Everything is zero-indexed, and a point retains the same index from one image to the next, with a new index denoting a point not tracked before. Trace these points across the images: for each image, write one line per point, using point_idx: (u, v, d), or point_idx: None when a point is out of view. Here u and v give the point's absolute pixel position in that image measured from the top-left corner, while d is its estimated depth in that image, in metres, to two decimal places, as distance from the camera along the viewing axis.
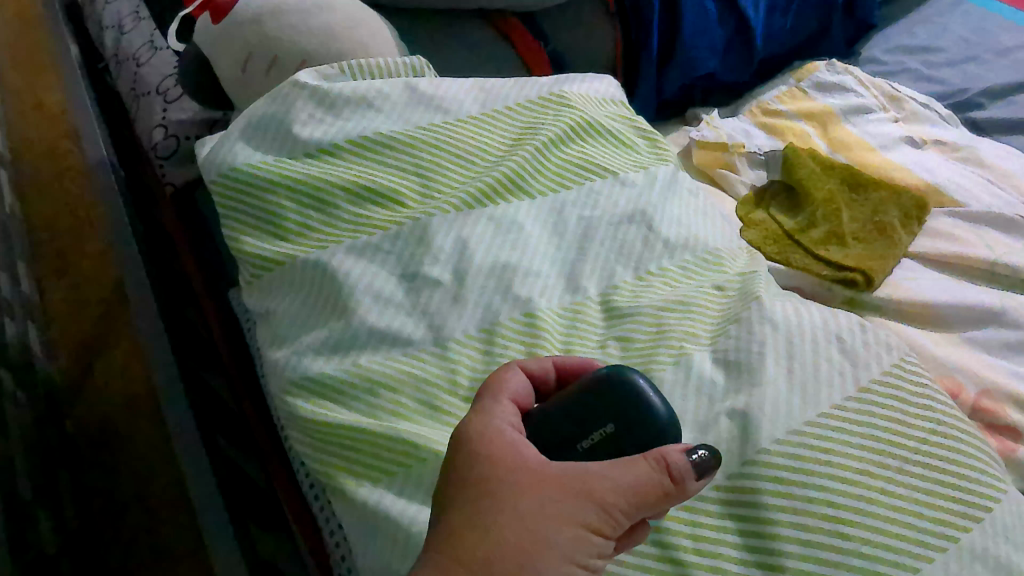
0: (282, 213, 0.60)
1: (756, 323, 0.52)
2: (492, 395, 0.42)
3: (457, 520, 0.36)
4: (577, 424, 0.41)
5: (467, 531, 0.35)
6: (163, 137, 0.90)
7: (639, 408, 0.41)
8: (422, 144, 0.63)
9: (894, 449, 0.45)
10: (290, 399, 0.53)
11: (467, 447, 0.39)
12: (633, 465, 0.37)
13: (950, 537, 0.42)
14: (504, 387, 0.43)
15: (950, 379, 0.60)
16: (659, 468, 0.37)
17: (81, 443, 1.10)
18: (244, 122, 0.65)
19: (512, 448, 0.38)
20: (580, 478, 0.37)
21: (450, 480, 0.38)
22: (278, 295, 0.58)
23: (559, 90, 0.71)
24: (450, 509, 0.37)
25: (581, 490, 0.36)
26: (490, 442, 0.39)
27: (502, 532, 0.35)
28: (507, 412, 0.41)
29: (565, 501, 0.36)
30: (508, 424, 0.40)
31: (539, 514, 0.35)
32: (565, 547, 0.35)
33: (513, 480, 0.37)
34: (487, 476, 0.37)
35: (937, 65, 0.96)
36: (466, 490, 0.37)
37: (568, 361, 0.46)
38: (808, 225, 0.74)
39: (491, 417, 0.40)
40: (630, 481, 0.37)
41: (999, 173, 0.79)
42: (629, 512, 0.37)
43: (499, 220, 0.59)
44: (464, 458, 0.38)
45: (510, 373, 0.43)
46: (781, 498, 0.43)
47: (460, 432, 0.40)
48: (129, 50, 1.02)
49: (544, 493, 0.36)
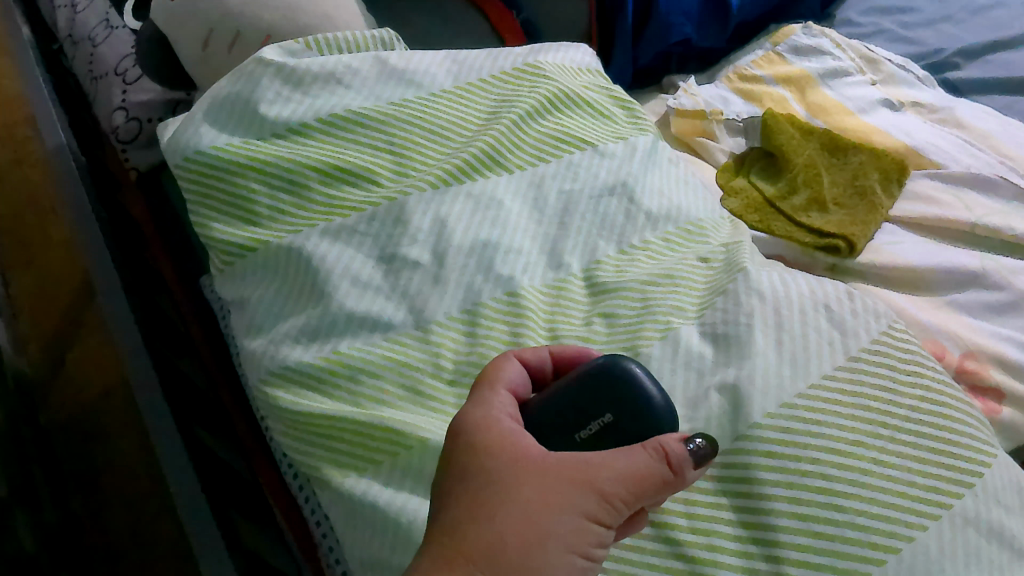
0: (253, 198, 0.57)
1: (743, 295, 0.51)
2: (489, 386, 0.41)
3: (457, 510, 0.35)
4: (575, 414, 0.40)
5: (467, 522, 0.34)
6: (124, 121, 0.88)
7: (637, 396, 0.40)
8: (395, 121, 0.61)
9: (886, 418, 0.45)
10: (269, 391, 0.51)
11: (464, 438, 0.38)
12: (629, 454, 0.37)
13: (943, 504, 0.42)
14: (501, 377, 0.41)
15: (934, 342, 0.61)
16: (658, 458, 0.37)
17: (57, 438, 1.09)
18: (207, 103, 0.62)
19: (510, 438, 0.37)
20: (579, 468, 0.36)
21: (450, 472, 0.37)
22: (252, 283, 0.56)
23: (533, 60, 0.69)
24: (449, 500, 0.36)
25: (578, 480, 0.35)
26: (490, 432, 0.38)
27: (505, 521, 0.34)
28: (504, 403, 0.40)
29: (564, 490, 0.35)
30: (506, 414, 0.39)
31: (541, 503, 0.35)
32: (566, 537, 0.34)
33: (513, 469, 0.36)
34: (488, 466, 0.36)
35: (913, 25, 0.95)
36: (465, 483, 0.36)
37: (563, 350, 0.45)
38: (789, 191, 0.73)
39: (489, 408, 0.39)
40: (628, 470, 0.36)
41: (978, 133, 0.79)
42: (630, 502, 0.36)
43: (478, 197, 0.58)
44: (464, 449, 0.37)
45: (506, 363, 0.42)
46: (776, 472, 0.43)
47: (458, 424, 0.39)
48: (84, 30, 0.99)
49: (543, 484, 0.35)
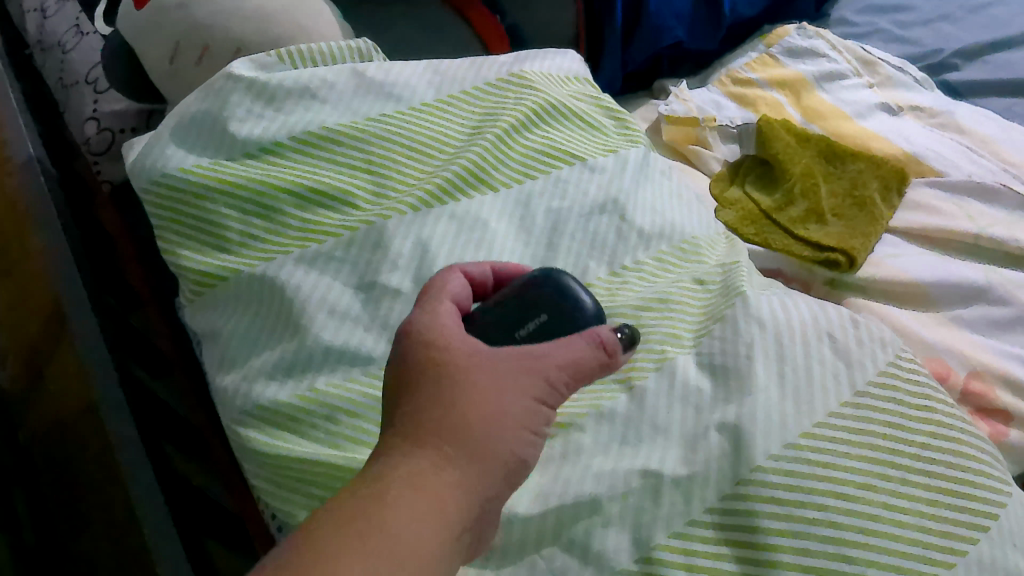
0: (224, 223, 0.54)
1: (741, 322, 0.48)
2: (435, 295, 0.39)
3: (414, 404, 0.34)
4: (514, 315, 0.42)
5: (432, 409, 0.34)
6: (96, 132, 0.85)
7: (568, 299, 0.43)
8: (374, 138, 0.58)
9: (896, 458, 0.42)
10: (243, 431, 0.49)
11: (414, 334, 0.37)
12: (568, 342, 0.38)
13: (957, 550, 0.40)
14: (445, 289, 0.40)
15: (938, 361, 0.58)
16: (594, 344, 0.39)
17: (37, 455, 1.06)
18: (175, 121, 0.59)
19: (457, 333, 0.37)
20: (526, 356, 0.37)
21: (403, 368, 0.36)
22: (224, 315, 0.53)
23: (519, 69, 0.66)
24: (409, 392, 0.35)
25: (527, 366, 0.36)
26: (439, 331, 0.37)
27: (467, 406, 0.34)
28: (450, 309, 0.39)
29: (515, 376, 0.36)
30: (452, 313, 0.39)
31: (497, 388, 0.35)
32: (521, 417, 0.35)
33: (467, 359, 0.36)
34: (443, 359, 0.35)
35: (910, 25, 0.93)
36: (420, 378, 0.35)
37: (502, 268, 0.45)
38: (786, 202, 0.70)
39: (436, 313, 0.38)
40: (569, 358, 0.38)
41: (979, 139, 0.76)
42: (570, 385, 0.38)
43: (461, 218, 0.55)
44: (414, 347, 0.36)
45: (449, 276, 0.41)
46: (780, 520, 0.40)
47: (405, 327, 0.38)
48: (54, 36, 0.95)
49: (498, 373, 0.36)
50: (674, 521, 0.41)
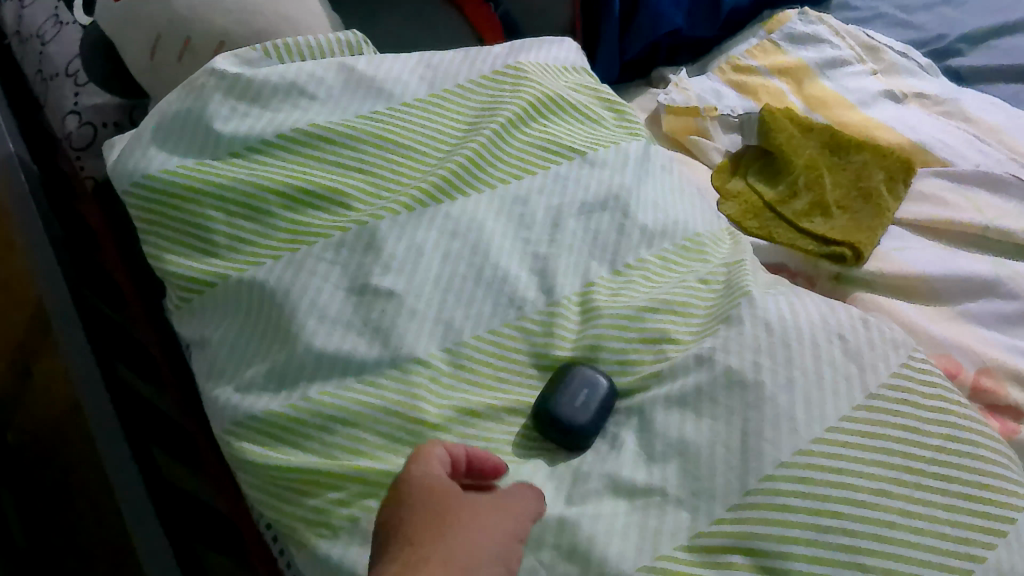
0: (210, 227, 0.52)
1: (748, 324, 0.47)
2: (413, 475, 0.38)
3: (397, 552, 0.35)
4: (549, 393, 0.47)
5: (410, 554, 0.34)
6: (77, 126, 0.82)
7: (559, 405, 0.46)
8: (365, 135, 0.56)
9: (910, 463, 0.41)
10: (236, 443, 0.47)
11: (410, 484, 0.38)
12: (523, 498, 0.40)
13: (975, 557, 0.39)
14: (424, 468, 0.39)
15: (947, 358, 0.57)
16: (536, 502, 0.40)
17: (26, 455, 1.05)
18: (156, 120, 0.56)
19: (446, 489, 0.37)
20: (496, 514, 0.37)
21: (398, 515, 0.37)
22: (213, 322, 0.51)
23: (515, 61, 0.64)
24: (395, 541, 0.36)
25: (499, 511, 0.38)
26: (432, 486, 0.37)
27: (447, 546, 0.34)
28: (438, 469, 0.39)
29: (485, 534, 0.36)
30: (441, 475, 0.39)
31: (473, 541, 0.35)
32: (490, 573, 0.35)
33: (449, 506, 0.36)
34: (432, 506, 0.36)
35: (913, 9, 0.91)
36: (407, 526, 0.36)
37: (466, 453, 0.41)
38: (789, 194, 0.69)
39: (428, 468, 0.39)
40: (526, 512, 0.39)
41: (985, 127, 0.74)
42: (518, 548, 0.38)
43: (457, 219, 0.53)
44: (407, 497, 0.37)
45: (429, 458, 0.39)
46: (792, 528, 0.39)
47: (400, 483, 0.38)
48: (32, 26, 0.92)
49: (473, 516, 0.37)
50: (679, 533, 0.40)
